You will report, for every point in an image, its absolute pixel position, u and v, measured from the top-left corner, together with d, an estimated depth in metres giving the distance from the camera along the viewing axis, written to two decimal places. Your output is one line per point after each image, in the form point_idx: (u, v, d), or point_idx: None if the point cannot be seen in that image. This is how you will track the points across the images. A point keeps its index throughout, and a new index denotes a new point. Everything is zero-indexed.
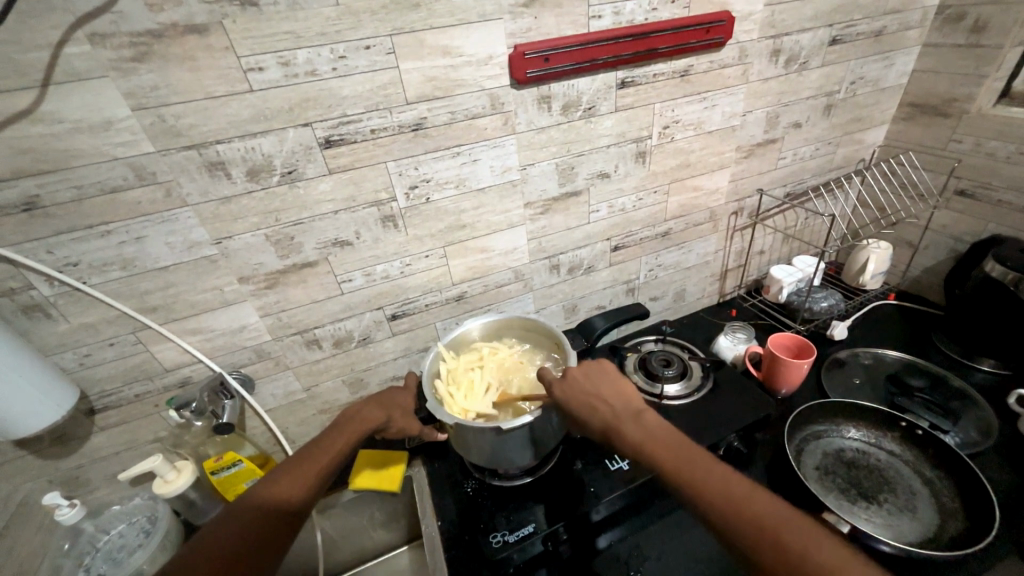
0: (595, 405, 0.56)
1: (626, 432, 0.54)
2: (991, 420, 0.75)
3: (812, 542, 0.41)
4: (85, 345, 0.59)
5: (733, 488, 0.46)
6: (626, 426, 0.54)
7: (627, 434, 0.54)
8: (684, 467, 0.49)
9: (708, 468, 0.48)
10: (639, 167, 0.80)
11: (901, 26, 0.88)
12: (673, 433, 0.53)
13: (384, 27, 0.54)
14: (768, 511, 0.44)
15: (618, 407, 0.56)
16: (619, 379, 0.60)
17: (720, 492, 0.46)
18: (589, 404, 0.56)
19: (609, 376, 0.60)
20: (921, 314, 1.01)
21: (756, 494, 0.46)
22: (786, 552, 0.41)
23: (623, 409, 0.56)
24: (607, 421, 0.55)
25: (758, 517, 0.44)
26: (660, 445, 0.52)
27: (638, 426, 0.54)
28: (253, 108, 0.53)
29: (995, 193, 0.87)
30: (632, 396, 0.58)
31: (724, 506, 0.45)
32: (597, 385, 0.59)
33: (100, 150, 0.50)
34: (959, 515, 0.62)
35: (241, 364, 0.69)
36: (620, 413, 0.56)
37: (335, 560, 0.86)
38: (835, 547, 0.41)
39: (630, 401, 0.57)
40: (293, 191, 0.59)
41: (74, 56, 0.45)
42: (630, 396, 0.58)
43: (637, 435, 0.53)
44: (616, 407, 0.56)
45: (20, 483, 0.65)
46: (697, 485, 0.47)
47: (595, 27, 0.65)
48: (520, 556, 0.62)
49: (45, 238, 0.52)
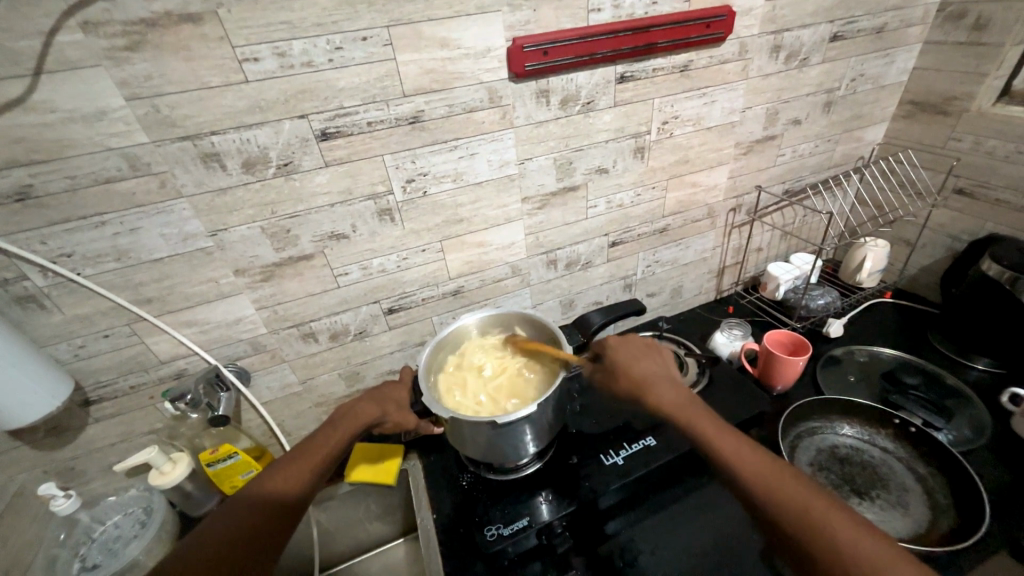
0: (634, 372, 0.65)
1: (657, 394, 0.62)
2: (984, 419, 0.76)
3: (807, 495, 0.47)
4: (80, 337, 0.59)
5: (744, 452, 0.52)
6: (657, 389, 0.63)
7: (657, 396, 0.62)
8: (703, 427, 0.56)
9: (726, 434, 0.55)
10: (638, 162, 0.80)
11: (902, 24, 0.88)
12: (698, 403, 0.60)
13: (381, 18, 0.54)
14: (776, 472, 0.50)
15: (652, 375, 0.65)
16: (659, 357, 0.68)
17: (733, 453, 0.52)
18: (627, 371, 0.66)
19: (650, 351, 0.69)
20: (917, 312, 1.02)
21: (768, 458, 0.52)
22: (783, 501, 0.47)
23: (658, 376, 0.64)
24: (640, 383, 0.64)
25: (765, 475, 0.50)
26: (686, 409, 0.59)
27: (667, 392, 0.62)
28: (249, 99, 0.53)
29: (992, 192, 0.87)
30: (666, 369, 0.66)
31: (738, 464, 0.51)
32: (637, 356, 0.68)
33: (94, 140, 0.49)
34: (950, 512, 0.63)
35: (237, 357, 0.69)
36: (654, 377, 0.64)
37: (331, 552, 0.87)
38: (833, 506, 0.46)
39: (664, 372, 0.66)
40: (289, 183, 0.59)
41: (67, 44, 0.45)
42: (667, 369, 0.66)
43: (666, 399, 0.61)
44: (650, 375, 0.65)
45: (16, 473, 0.65)
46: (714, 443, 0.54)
47: (595, 21, 0.64)
48: (514, 549, 0.63)
49: (39, 228, 0.52)
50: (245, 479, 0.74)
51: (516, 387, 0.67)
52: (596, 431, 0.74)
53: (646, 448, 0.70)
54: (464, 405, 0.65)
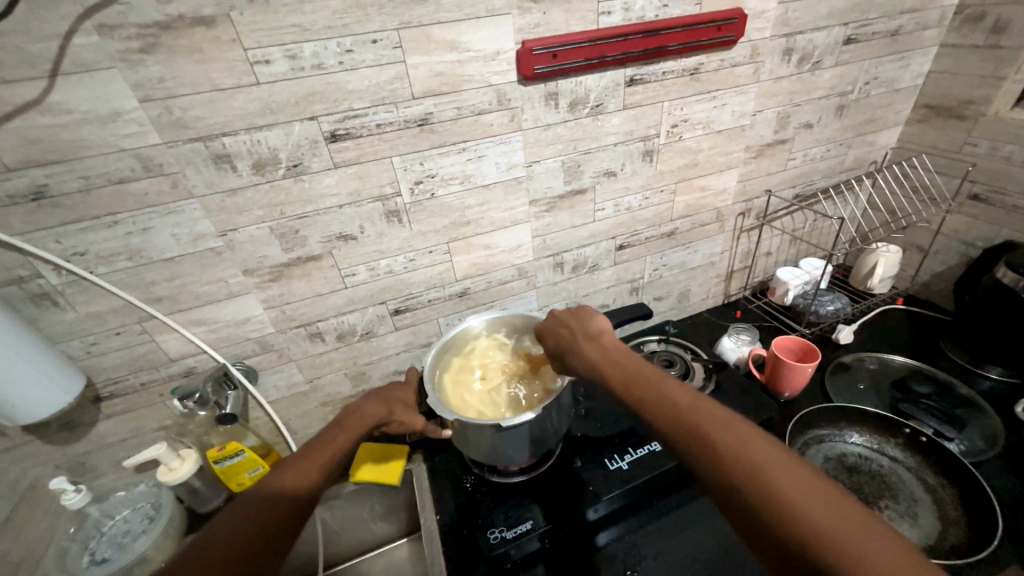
0: (563, 333, 0.60)
1: (584, 354, 0.55)
2: (997, 428, 0.75)
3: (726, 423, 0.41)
4: (91, 334, 0.60)
5: (679, 401, 0.45)
6: (585, 348, 0.56)
7: (585, 355, 0.55)
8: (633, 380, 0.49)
9: (658, 383, 0.47)
10: (647, 165, 0.80)
11: (918, 26, 0.87)
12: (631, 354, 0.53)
13: (392, 21, 0.54)
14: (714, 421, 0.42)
15: (578, 334, 0.58)
16: (589, 313, 0.61)
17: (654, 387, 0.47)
18: (559, 337, 0.59)
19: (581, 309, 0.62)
20: (929, 320, 1.00)
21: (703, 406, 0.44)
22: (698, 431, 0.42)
23: (586, 333, 0.57)
24: (569, 346, 0.58)
25: (700, 427, 0.42)
26: (614, 362, 0.52)
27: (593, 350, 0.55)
28: (260, 101, 0.53)
29: (1009, 198, 0.85)
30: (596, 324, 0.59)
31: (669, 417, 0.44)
32: (566, 318, 0.61)
33: (108, 141, 0.50)
34: (961, 524, 0.62)
35: (245, 356, 0.70)
36: (582, 335, 0.57)
37: (335, 550, 0.87)
38: (779, 458, 0.38)
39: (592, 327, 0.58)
40: (298, 184, 0.59)
41: (83, 46, 0.45)
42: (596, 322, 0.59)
43: (593, 356, 0.54)
44: (578, 334, 0.58)
45: (28, 467, 0.66)
46: (643, 396, 0.47)
47: (605, 23, 0.64)
48: (517, 552, 0.62)
49: (53, 228, 0.52)
50: (251, 477, 0.75)
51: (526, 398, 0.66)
52: (600, 435, 0.73)
53: (651, 453, 0.70)
54: (462, 403, 0.65)
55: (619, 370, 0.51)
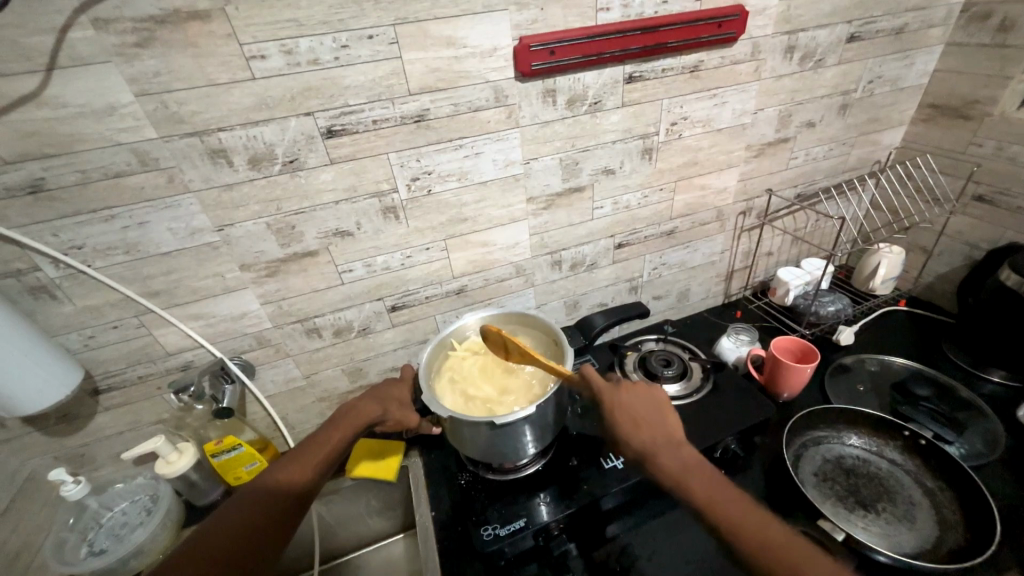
0: (635, 428, 0.57)
1: (664, 460, 0.54)
2: (998, 432, 0.74)
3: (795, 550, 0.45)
4: (89, 327, 0.61)
5: (747, 519, 0.48)
6: (665, 454, 0.54)
7: (665, 466, 0.53)
8: (725, 511, 0.49)
9: (751, 515, 0.48)
10: (645, 163, 0.79)
11: (924, 24, 0.85)
12: (716, 472, 0.53)
13: (388, 17, 0.53)
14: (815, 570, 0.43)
15: (656, 430, 0.57)
16: (649, 409, 0.59)
17: (728, 510, 0.49)
18: (633, 421, 0.58)
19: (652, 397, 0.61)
20: (932, 322, 0.99)
21: (796, 550, 0.45)
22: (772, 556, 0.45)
23: (663, 437, 0.56)
24: (643, 424, 0.58)
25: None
26: (697, 479, 0.52)
27: (668, 453, 0.55)
28: (255, 97, 0.53)
29: (1015, 199, 0.84)
30: (677, 428, 0.58)
31: (761, 559, 0.45)
32: (638, 405, 0.59)
33: (104, 136, 0.50)
34: (959, 528, 0.61)
35: (242, 351, 0.70)
36: (659, 434, 0.57)
37: (331, 545, 0.88)
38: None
39: (670, 429, 0.57)
40: (295, 180, 0.59)
41: (79, 40, 0.45)
42: (671, 423, 0.58)
43: (675, 467, 0.53)
44: (657, 433, 0.57)
45: (27, 458, 0.67)
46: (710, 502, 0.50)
47: (604, 20, 0.63)
48: (511, 549, 0.62)
49: (51, 221, 0.53)
50: (248, 471, 0.75)
51: (472, 396, 0.64)
52: (596, 435, 0.73)
53: None
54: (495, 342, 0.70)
55: (707, 493, 0.50)
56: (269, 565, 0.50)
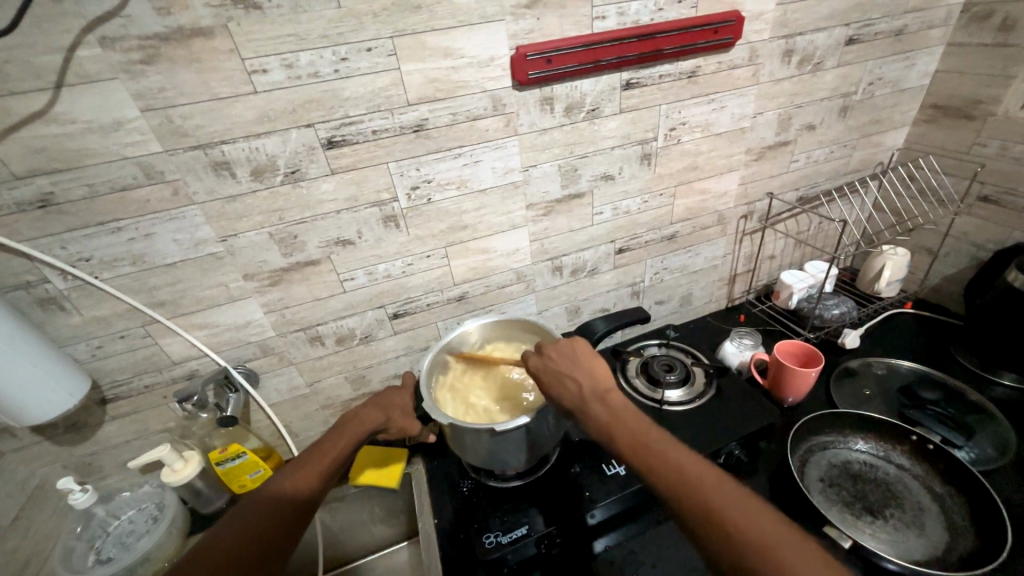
0: (565, 386, 0.56)
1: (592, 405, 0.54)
2: (1008, 435, 0.72)
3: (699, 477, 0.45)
4: (96, 337, 0.62)
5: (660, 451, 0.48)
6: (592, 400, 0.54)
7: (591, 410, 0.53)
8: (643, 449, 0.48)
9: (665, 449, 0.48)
10: (645, 169, 0.79)
11: (923, 25, 0.85)
12: (645, 420, 0.52)
13: (386, 29, 0.54)
14: (742, 511, 0.42)
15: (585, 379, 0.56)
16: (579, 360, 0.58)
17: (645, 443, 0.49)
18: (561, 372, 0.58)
19: (584, 352, 0.60)
20: (939, 324, 0.98)
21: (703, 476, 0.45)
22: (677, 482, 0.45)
23: (592, 389, 0.55)
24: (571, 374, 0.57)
25: (723, 514, 0.42)
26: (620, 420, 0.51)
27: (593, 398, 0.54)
28: (257, 110, 0.54)
29: (1021, 199, 0.83)
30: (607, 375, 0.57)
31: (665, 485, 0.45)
32: (567, 362, 0.59)
33: (111, 150, 0.51)
34: (969, 534, 0.60)
35: (247, 359, 0.71)
36: (588, 382, 0.56)
37: (335, 552, 0.88)
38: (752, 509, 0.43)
39: (600, 381, 0.56)
40: (297, 190, 0.60)
41: (86, 58, 0.47)
42: (600, 373, 0.57)
43: (600, 411, 0.53)
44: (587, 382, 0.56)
45: (37, 467, 0.68)
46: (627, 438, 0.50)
47: (600, 28, 0.64)
48: (514, 557, 0.62)
49: (59, 234, 0.54)
50: (252, 479, 0.75)
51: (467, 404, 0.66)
52: (598, 441, 0.73)
53: None
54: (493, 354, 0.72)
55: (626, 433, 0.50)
56: (275, 572, 0.50)
